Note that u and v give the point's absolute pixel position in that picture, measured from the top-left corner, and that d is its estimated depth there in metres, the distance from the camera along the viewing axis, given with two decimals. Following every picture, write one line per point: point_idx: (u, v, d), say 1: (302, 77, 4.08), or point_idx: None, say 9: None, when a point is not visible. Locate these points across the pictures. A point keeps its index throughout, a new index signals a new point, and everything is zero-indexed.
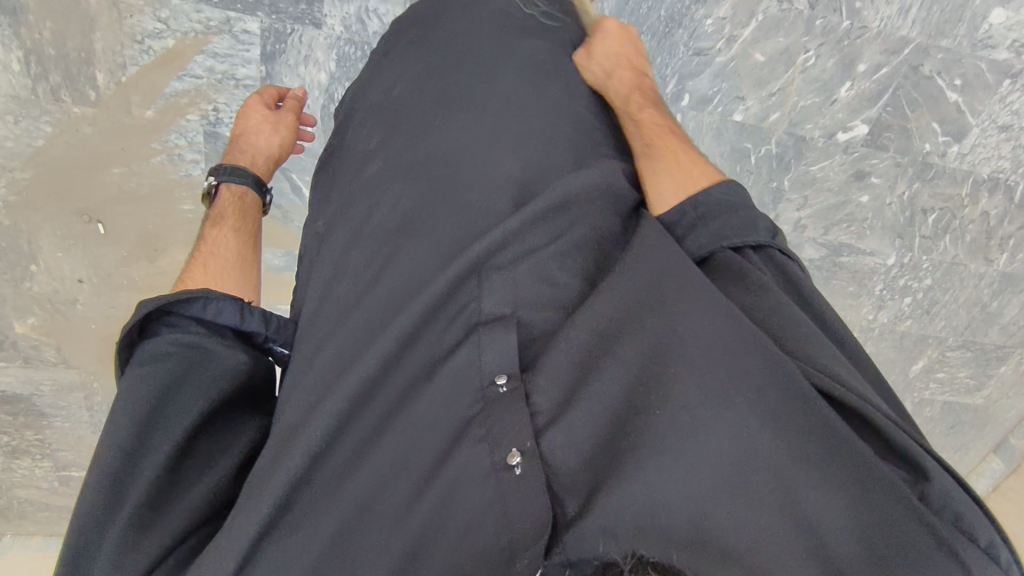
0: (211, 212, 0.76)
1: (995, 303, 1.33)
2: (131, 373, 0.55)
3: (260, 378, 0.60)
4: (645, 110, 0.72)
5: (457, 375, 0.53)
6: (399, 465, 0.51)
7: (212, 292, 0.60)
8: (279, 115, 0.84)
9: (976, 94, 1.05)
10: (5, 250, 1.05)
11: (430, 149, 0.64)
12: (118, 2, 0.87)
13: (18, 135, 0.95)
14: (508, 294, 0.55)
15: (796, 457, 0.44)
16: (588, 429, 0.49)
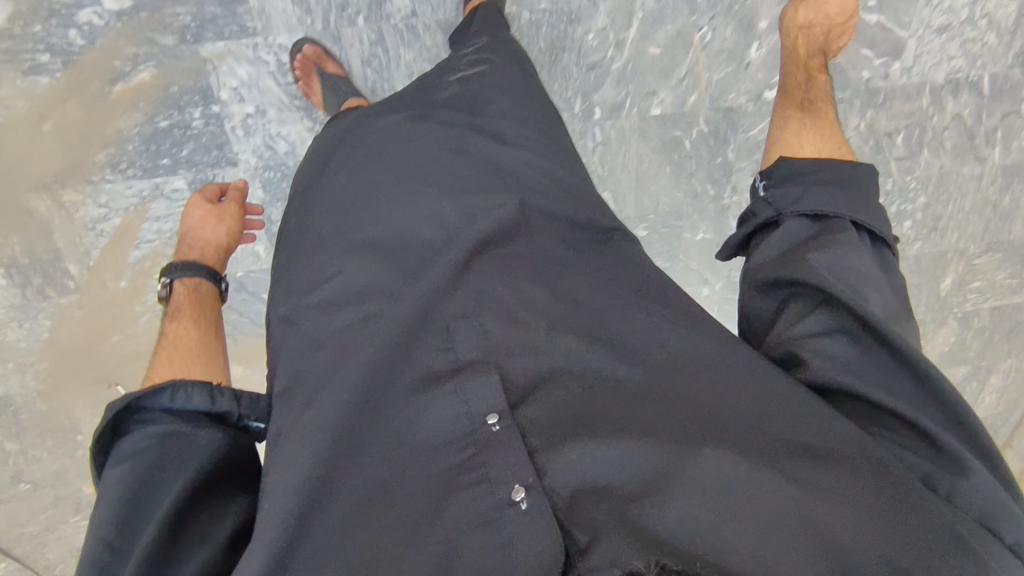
0: (167, 307, 0.79)
1: (1007, 198, 1.24)
2: (110, 472, 0.58)
3: (245, 451, 0.63)
4: (820, 74, 0.88)
5: (445, 417, 0.57)
6: (399, 506, 0.54)
7: (177, 381, 0.63)
8: (222, 206, 0.89)
9: (897, 8, 1.00)
10: (53, 430, 1.18)
11: (379, 225, 0.69)
12: (62, 201, 0.95)
13: (28, 335, 1.07)
14: (477, 341, 0.62)
15: (805, 477, 0.52)
16: (587, 463, 0.54)
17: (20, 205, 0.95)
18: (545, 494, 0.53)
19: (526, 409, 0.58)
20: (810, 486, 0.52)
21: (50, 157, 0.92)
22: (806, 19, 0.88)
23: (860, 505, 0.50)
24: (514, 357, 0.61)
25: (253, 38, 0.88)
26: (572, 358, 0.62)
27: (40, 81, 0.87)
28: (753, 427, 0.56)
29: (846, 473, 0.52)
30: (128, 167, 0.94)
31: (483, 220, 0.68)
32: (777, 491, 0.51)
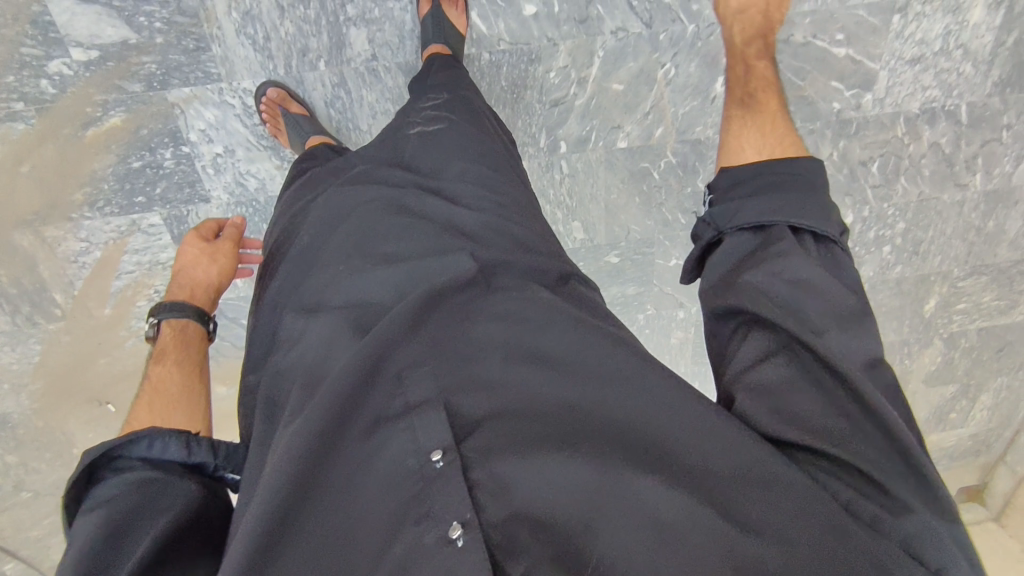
0: (154, 348, 0.77)
1: (991, 223, 1.21)
2: (79, 525, 0.52)
3: (217, 506, 0.57)
4: (761, 60, 0.88)
5: (390, 465, 0.48)
6: (336, 572, 0.44)
7: (157, 429, 0.58)
8: (217, 244, 0.89)
9: (867, 41, 0.98)
10: (49, 444, 1.24)
11: (344, 277, 0.64)
12: (45, 237, 0.99)
13: (20, 358, 1.12)
14: (434, 382, 0.53)
15: (796, 545, 0.44)
16: (525, 494, 0.46)
17: (6, 241, 0.99)
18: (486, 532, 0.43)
19: (469, 446, 0.49)
20: (769, 534, 0.45)
21: (30, 196, 0.96)
22: (738, 7, 0.88)
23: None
24: (466, 397, 0.52)
25: (218, 84, 0.91)
26: (515, 397, 0.53)
27: (17, 127, 0.90)
28: (712, 472, 0.48)
29: (804, 512, 0.45)
30: (105, 205, 0.98)
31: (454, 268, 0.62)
32: (734, 539, 0.44)
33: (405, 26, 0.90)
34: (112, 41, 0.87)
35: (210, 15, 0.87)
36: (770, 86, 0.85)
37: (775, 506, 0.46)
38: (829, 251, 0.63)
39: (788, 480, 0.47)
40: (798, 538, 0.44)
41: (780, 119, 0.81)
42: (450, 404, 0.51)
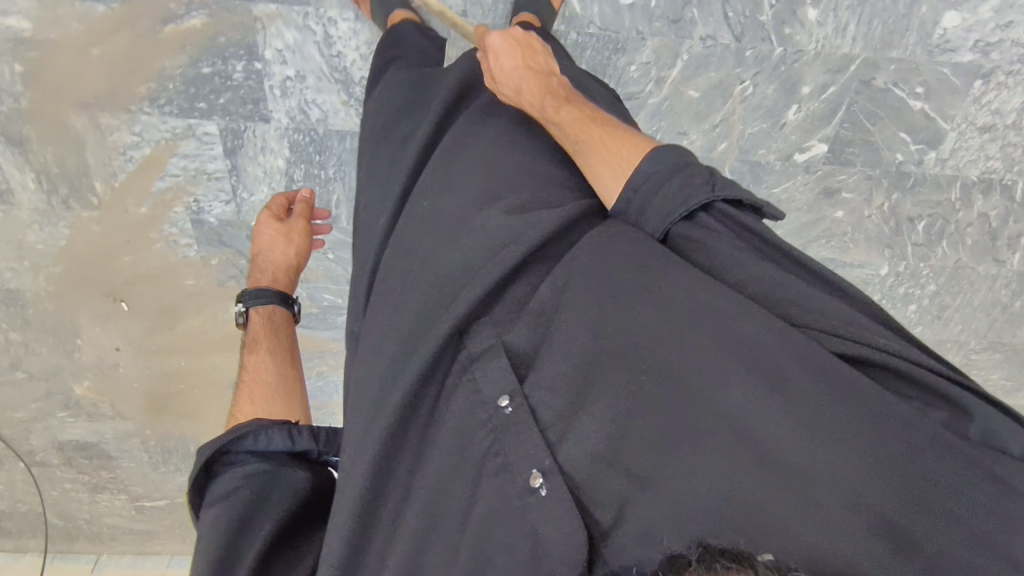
0: (246, 336, 0.84)
1: (1017, 302, 1.22)
2: (207, 513, 0.62)
3: (320, 484, 0.68)
4: (563, 107, 0.68)
5: (462, 413, 0.56)
6: (435, 508, 0.54)
7: (260, 423, 0.66)
8: (290, 224, 0.94)
9: (945, 100, 0.98)
10: (55, 329, 1.24)
11: (435, 220, 0.67)
12: (99, 123, 0.99)
13: (46, 239, 1.12)
14: (494, 331, 0.58)
15: (820, 434, 0.46)
16: (598, 434, 0.52)
17: (60, 120, 0.99)
18: (563, 475, 0.52)
19: (535, 386, 0.55)
20: (834, 435, 0.46)
21: (94, 80, 0.95)
22: (512, 93, 0.71)
23: (884, 459, 0.45)
24: (518, 331, 0.58)
25: (305, 7, 0.90)
26: (573, 325, 0.56)
27: (97, 8, 0.89)
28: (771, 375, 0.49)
29: (827, 405, 0.47)
30: (165, 104, 0.97)
31: (528, 223, 0.61)
32: (788, 445, 0.47)
33: None
34: None
35: None
36: (590, 119, 0.66)
37: (818, 407, 0.47)
38: (731, 213, 0.56)
39: (848, 384, 0.47)
40: (863, 441, 0.45)
41: (620, 133, 0.63)
42: (507, 346, 0.57)
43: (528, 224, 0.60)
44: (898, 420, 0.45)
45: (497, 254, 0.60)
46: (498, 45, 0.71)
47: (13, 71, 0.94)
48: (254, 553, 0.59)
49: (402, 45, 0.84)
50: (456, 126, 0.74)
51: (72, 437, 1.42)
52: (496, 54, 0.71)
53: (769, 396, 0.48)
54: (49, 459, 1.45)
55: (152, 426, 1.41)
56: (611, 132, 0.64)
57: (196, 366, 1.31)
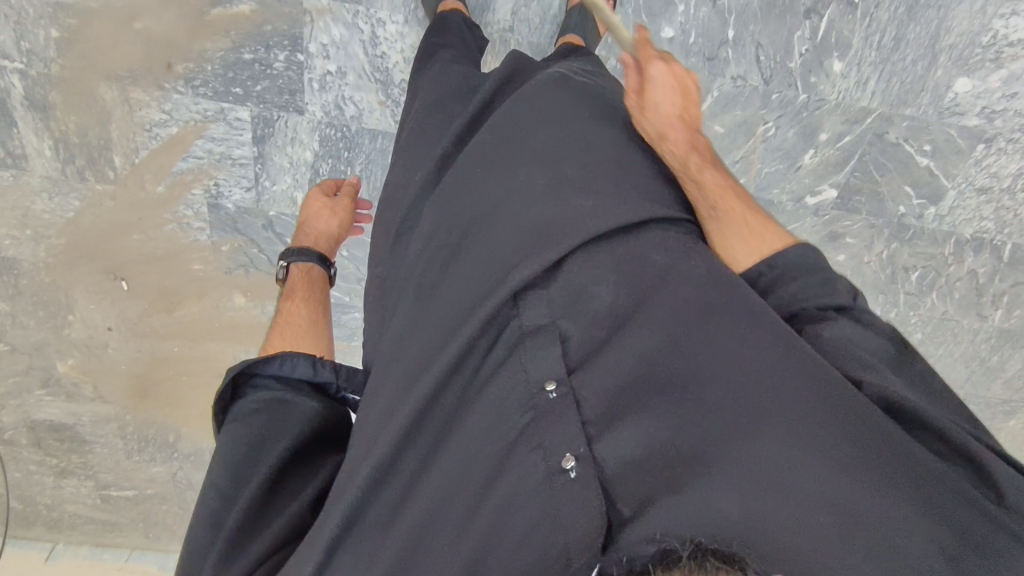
0: (284, 287, 0.86)
1: (995, 358, 1.28)
2: (226, 429, 0.64)
3: (336, 418, 0.68)
4: (705, 170, 0.67)
5: (505, 388, 0.57)
6: (458, 475, 0.55)
7: (286, 352, 0.68)
8: (335, 201, 0.97)
9: (948, 159, 1.04)
10: (47, 302, 1.21)
11: (483, 190, 0.66)
12: (128, 97, 0.98)
13: (53, 209, 1.09)
14: (547, 310, 0.59)
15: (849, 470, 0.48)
16: (640, 438, 0.53)
17: (88, 90, 0.97)
18: (596, 466, 0.53)
19: (584, 384, 0.57)
20: (870, 475, 0.48)
21: (130, 54, 0.94)
22: (655, 130, 0.67)
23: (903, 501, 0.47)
24: (575, 321, 0.59)
25: (356, 6, 0.92)
26: (631, 339, 0.57)
27: None
28: (822, 408, 0.50)
29: (860, 443, 0.49)
30: (201, 85, 0.97)
31: (587, 214, 0.61)
32: (817, 473, 0.48)
33: (551, 9, 0.93)
34: None
35: None
36: (734, 192, 0.66)
37: (852, 443, 0.49)
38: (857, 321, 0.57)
39: (879, 426, 0.49)
40: (888, 483, 0.48)
41: (761, 222, 0.64)
42: (562, 333, 0.59)
43: (585, 215, 0.60)
44: (930, 469, 0.48)
45: (547, 240, 0.60)
46: (665, 80, 0.68)
47: (49, 36, 0.93)
48: (261, 475, 0.61)
49: (449, 32, 0.86)
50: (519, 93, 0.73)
51: (45, 416, 1.37)
52: (660, 83, 0.67)
53: (817, 428, 0.50)
54: (19, 437, 1.39)
55: (132, 412, 1.37)
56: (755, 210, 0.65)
57: (188, 354, 1.28)
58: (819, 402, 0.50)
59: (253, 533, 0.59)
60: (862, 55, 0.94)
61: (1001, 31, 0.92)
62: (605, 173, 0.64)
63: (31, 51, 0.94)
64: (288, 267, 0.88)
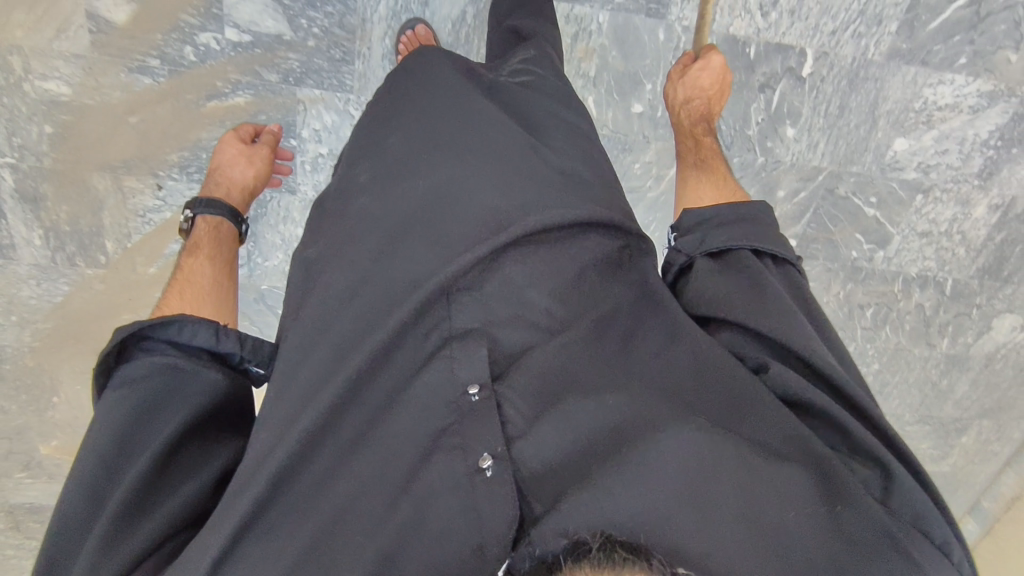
0: (189, 242, 0.85)
1: (945, 381, 1.37)
2: (111, 393, 0.61)
3: (238, 394, 0.66)
4: (705, 138, 0.90)
5: (430, 388, 0.58)
6: (381, 460, 0.56)
7: (186, 316, 0.64)
8: (254, 148, 0.92)
9: (893, 209, 1.14)
10: (30, 386, 1.18)
11: (413, 185, 0.67)
12: (122, 186, 1.00)
13: (42, 294, 1.09)
14: (480, 312, 0.60)
15: (755, 468, 0.51)
16: (556, 445, 0.55)
17: (81, 181, 0.99)
18: (513, 465, 0.54)
19: (508, 386, 0.58)
20: (771, 474, 0.50)
21: (125, 146, 0.96)
22: (684, 95, 0.92)
23: (813, 504, 0.50)
24: (506, 329, 0.61)
25: (348, 95, 0.96)
26: (557, 345, 0.60)
27: (142, 80, 0.93)
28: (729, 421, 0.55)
29: (762, 436, 0.54)
30: (195, 172, 0.99)
31: (530, 207, 0.63)
32: (731, 471, 0.50)
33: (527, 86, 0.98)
34: (269, 32, 0.92)
35: (365, 36, 0.93)
36: (717, 155, 0.87)
37: (760, 443, 0.53)
38: (787, 273, 0.68)
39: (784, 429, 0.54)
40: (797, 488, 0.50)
41: (730, 179, 0.82)
42: (492, 338, 0.60)
43: (527, 209, 0.63)
44: (839, 474, 0.51)
45: (489, 232, 0.62)
46: (717, 73, 0.90)
47: (42, 131, 0.95)
48: (148, 452, 0.58)
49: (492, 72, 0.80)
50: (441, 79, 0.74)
51: (26, 500, 1.28)
52: (705, 73, 0.90)
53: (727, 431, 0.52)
54: None
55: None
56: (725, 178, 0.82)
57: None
58: (717, 409, 0.56)
59: (146, 518, 0.57)
60: (812, 121, 1.03)
61: (930, 98, 1.03)
62: (535, 161, 0.67)
63: (23, 146, 0.95)
64: (195, 219, 0.87)
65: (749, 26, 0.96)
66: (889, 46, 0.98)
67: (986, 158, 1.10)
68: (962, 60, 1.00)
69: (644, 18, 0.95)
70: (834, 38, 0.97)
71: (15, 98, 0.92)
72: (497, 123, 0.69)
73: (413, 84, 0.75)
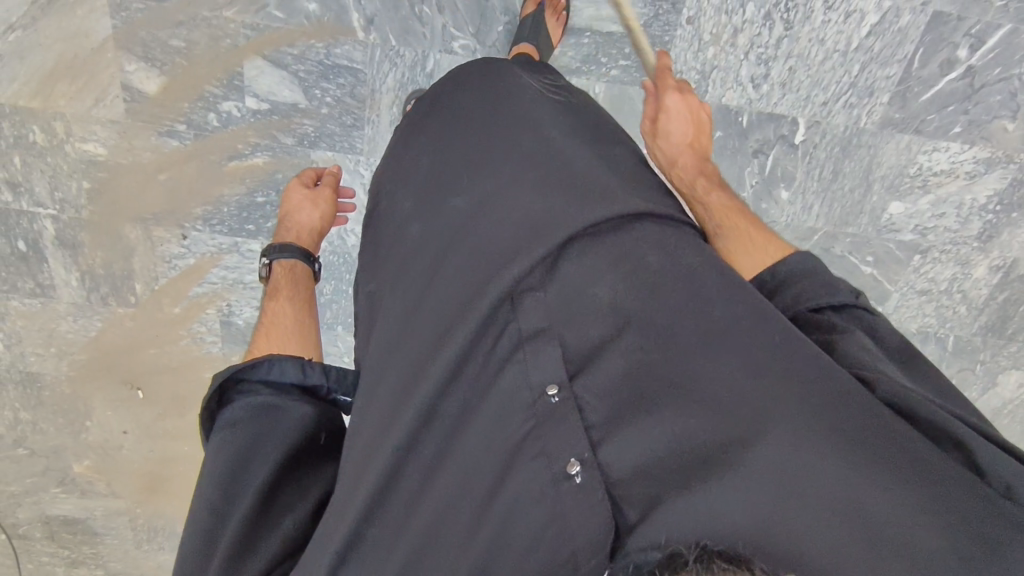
0: (268, 287, 0.85)
1: None
2: (216, 437, 0.60)
3: (332, 423, 0.66)
4: (711, 193, 0.81)
5: (506, 395, 0.54)
6: (468, 468, 0.52)
7: (273, 355, 0.65)
8: (317, 191, 0.96)
9: (889, 268, 1.13)
10: (66, 410, 1.22)
11: (456, 207, 0.67)
12: (151, 236, 1.08)
13: (77, 329, 1.16)
14: (545, 314, 0.56)
15: (850, 460, 0.45)
16: (647, 445, 0.50)
17: (114, 230, 1.07)
18: (601, 472, 0.50)
19: (588, 388, 0.53)
20: (881, 471, 0.45)
21: (156, 200, 1.05)
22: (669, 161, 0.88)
23: (918, 496, 0.44)
24: (573, 326, 0.56)
25: (358, 156, 1.03)
26: (632, 346, 0.54)
27: (170, 142, 1.01)
28: (831, 411, 0.48)
29: (855, 423, 0.47)
30: (217, 223, 1.07)
31: (573, 206, 0.61)
32: (824, 467, 0.45)
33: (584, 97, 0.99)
34: (285, 101, 1.00)
35: (376, 104, 1.01)
36: (734, 209, 0.77)
37: (858, 434, 0.47)
38: (857, 317, 0.60)
39: (874, 417, 0.48)
40: (901, 480, 0.44)
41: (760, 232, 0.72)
42: (561, 339, 0.56)
43: (571, 209, 0.61)
44: (936, 462, 0.46)
45: (539, 237, 0.60)
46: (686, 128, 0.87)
47: (81, 187, 1.04)
48: (252, 488, 0.57)
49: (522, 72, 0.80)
50: (470, 104, 0.75)
51: (59, 512, 1.30)
52: (681, 104, 0.88)
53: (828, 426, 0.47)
54: (31, 533, 1.32)
55: (142, 505, 1.31)
56: (759, 231, 0.72)
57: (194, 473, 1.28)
58: (806, 394, 0.49)
59: (254, 549, 0.54)
60: (806, 185, 1.05)
61: (925, 164, 1.04)
62: (577, 162, 0.67)
63: (63, 200, 1.05)
64: (271, 265, 0.87)
65: (740, 97, 0.99)
66: (881, 116, 1.01)
67: (985, 221, 1.10)
68: (957, 129, 1.02)
69: (639, 89, 0.99)
70: (826, 108, 1.00)
71: (57, 158, 1.02)
72: (535, 136, 0.69)
73: (439, 111, 0.77)
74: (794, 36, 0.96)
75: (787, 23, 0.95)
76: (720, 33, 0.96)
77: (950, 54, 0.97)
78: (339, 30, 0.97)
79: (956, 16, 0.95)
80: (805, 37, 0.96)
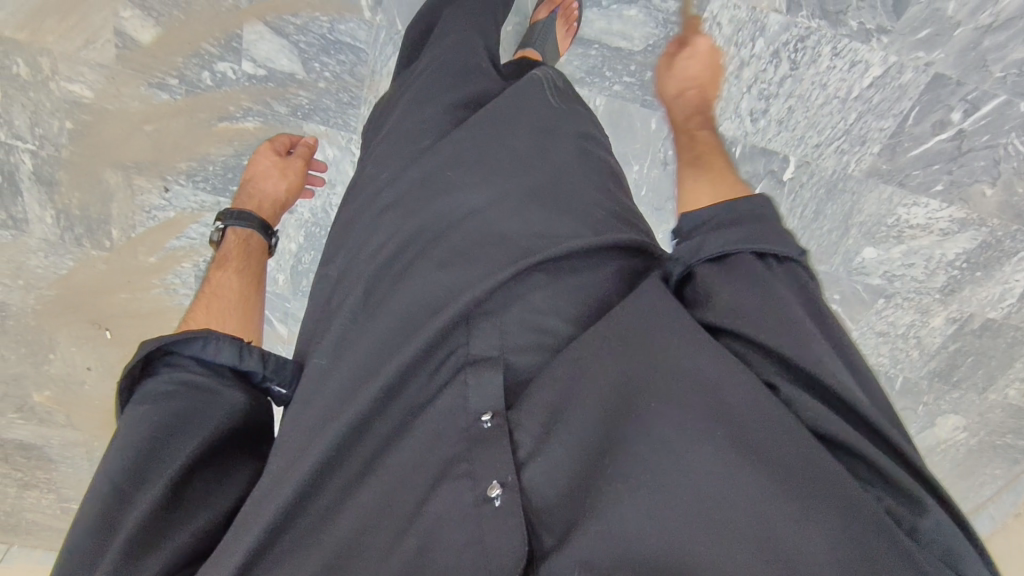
0: (217, 253, 0.83)
1: None
2: (133, 409, 0.62)
3: (260, 414, 0.67)
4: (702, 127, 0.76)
5: (442, 415, 0.56)
6: (394, 487, 0.54)
7: (211, 332, 0.66)
8: (288, 160, 0.95)
9: (853, 307, 1.17)
10: (28, 341, 1.19)
11: (440, 201, 0.67)
12: (132, 183, 1.06)
13: (48, 266, 1.13)
14: (496, 340, 0.58)
15: (771, 492, 0.45)
16: (568, 461, 0.51)
17: (95, 174, 1.05)
18: (522, 493, 0.51)
19: (520, 410, 0.54)
20: (798, 502, 0.44)
21: (139, 150, 1.03)
22: (678, 88, 0.81)
23: (837, 531, 0.43)
24: (518, 353, 0.58)
25: (351, 134, 1.03)
26: (566, 367, 0.55)
27: (160, 95, 1.00)
28: (760, 433, 0.47)
29: (781, 457, 0.46)
30: (201, 180, 1.06)
31: (542, 236, 0.64)
32: (740, 492, 0.45)
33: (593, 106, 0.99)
34: (282, 70, 1.00)
35: (373, 86, 1.01)
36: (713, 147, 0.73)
37: (786, 463, 0.46)
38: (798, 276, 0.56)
39: (803, 445, 0.46)
40: (819, 517, 0.43)
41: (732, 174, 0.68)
42: (506, 365, 0.58)
43: (544, 241, 0.63)
44: (864, 498, 0.44)
45: (510, 259, 0.62)
46: (706, 60, 0.81)
47: (63, 126, 1.01)
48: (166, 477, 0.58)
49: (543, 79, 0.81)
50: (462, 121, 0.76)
51: (14, 437, 1.30)
52: (695, 62, 0.81)
53: (742, 451, 0.46)
54: None
55: (100, 439, 1.32)
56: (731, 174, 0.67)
57: None
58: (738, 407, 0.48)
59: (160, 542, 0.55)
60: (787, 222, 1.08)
61: (902, 216, 1.07)
62: (565, 186, 0.69)
63: (44, 136, 1.02)
64: (224, 230, 0.86)
65: (737, 128, 1.00)
66: (869, 165, 1.03)
67: (949, 277, 1.14)
68: (937, 187, 1.04)
69: (638, 107, 0.99)
70: (817, 150, 1.02)
71: (41, 95, 0.99)
72: (532, 150, 0.71)
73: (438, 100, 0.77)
74: (798, 77, 0.96)
75: (792, 64, 0.96)
76: (726, 64, 0.96)
77: (943, 116, 0.99)
78: (344, 7, 0.98)
79: (955, 80, 0.96)
80: (807, 80, 0.97)
